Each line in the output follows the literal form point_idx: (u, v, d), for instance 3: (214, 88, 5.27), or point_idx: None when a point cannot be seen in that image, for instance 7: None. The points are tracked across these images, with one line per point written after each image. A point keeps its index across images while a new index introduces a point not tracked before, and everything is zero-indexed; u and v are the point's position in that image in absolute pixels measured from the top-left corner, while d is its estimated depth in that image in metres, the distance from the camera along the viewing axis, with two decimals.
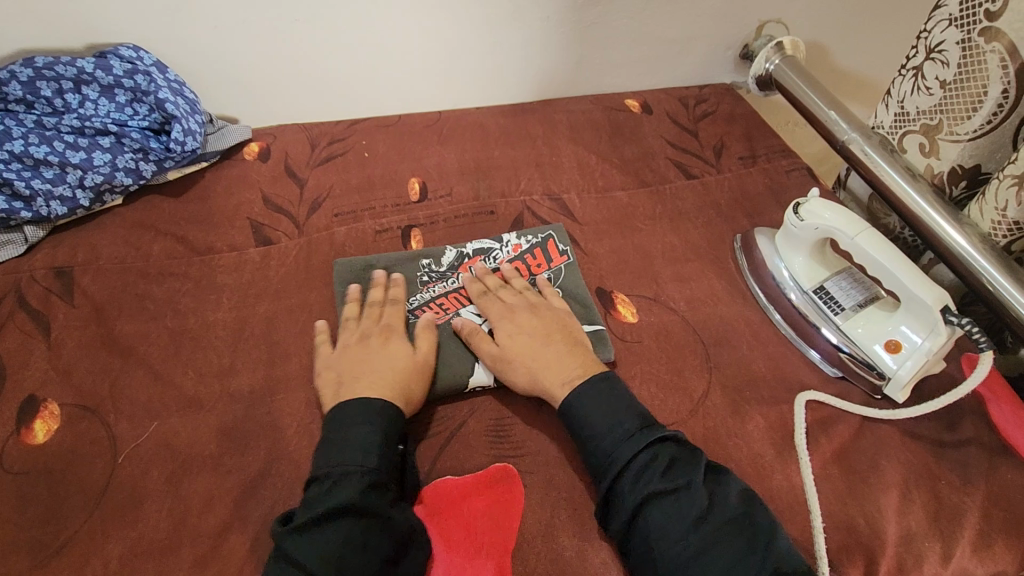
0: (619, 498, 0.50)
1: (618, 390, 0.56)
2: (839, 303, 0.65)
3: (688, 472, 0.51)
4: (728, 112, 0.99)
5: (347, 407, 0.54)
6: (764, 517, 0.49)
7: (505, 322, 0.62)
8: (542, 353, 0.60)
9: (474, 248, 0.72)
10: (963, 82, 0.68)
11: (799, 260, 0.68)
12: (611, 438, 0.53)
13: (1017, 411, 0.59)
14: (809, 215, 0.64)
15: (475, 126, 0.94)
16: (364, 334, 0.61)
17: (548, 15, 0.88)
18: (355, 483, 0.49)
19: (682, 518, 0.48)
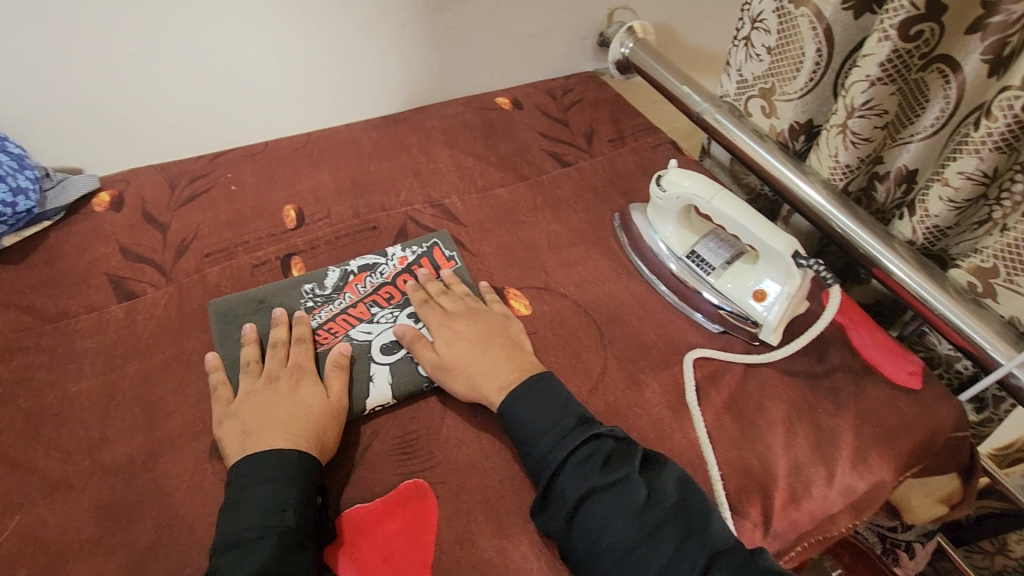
0: (559, 497, 0.51)
1: (555, 387, 0.57)
2: (710, 264, 0.69)
3: (625, 463, 0.53)
4: (594, 98, 1.03)
5: (256, 460, 0.51)
6: (677, 491, 0.51)
7: (445, 328, 0.63)
8: (481, 358, 0.60)
9: (359, 265, 0.70)
10: (785, 47, 0.75)
11: (670, 230, 0.72)
12: (548, 439, 0.53)
13: (874, 335, 0.66)
14: (670, 186, 0.68)
15: (347, 142, 0.91)
16: (273, 376, 0.58)
17: (402, 23, 0.88)
18: (267, 548, 0.47)
19: (622, 510, 0.50)
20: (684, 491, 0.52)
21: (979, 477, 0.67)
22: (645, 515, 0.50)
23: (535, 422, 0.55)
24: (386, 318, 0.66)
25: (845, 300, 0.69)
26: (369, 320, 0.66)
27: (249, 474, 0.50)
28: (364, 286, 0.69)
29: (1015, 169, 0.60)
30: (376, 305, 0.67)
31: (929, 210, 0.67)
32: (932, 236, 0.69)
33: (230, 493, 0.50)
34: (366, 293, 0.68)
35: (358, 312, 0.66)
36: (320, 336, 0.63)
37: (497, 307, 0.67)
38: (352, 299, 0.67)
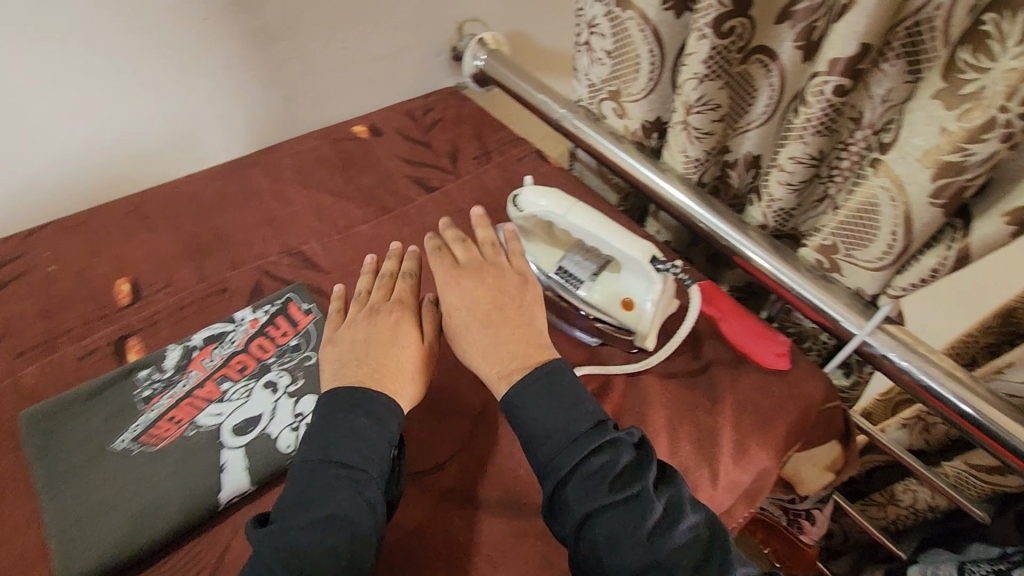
0: (565, 505, 0.50)
1: (567, 380, 0.55)
2: (578, 278, 0.67)
3: (640, 476, 0.50)
4: (455, 116, 0.99)
5: (342, 399, 0.53)
6: (692, 515, 0.50)
7: (453, 292, 0.60)
8: (483, 337, 0.58)
9: (203, 337, 0.63)
10: (621, 49, 0.75)
11: (536, 248, 0.70)
12: (557, 442, 0.52)
13: (743, 322, 0.66)
14: (527, 205, 0.66)
15: (188, 196, 0.83)
16: (374, 309, 0.60)
17: (224, 63, 0.81)
18: (346, 489, 0.49)
19: (632, 533, 0.48)
20: (699, 516, 0.50)
21: (855, 438, 0.70)
22: (659, 539, 0.48)
23: (542, 417, 0.53)
24: (238, 394, 0.59)
25: (715, 291, 0.69)
26: (219, 400, 0.58)
27: (336, 407, 0.53)
28: (212, 360, 0.61)
29: (838, 149, 0.63)
30: (228, 380, 0.60)
31: (773, 194, 0.69)
32: (782, 218, 0.72)
33: (315, 429, 0.52)
34: (214, 368, 0.61)
35: (206, 392, 0.59)
36: (161, 429, 0.56)
37: (517, 264, 0.63)
38: (198, 378, 0.60)
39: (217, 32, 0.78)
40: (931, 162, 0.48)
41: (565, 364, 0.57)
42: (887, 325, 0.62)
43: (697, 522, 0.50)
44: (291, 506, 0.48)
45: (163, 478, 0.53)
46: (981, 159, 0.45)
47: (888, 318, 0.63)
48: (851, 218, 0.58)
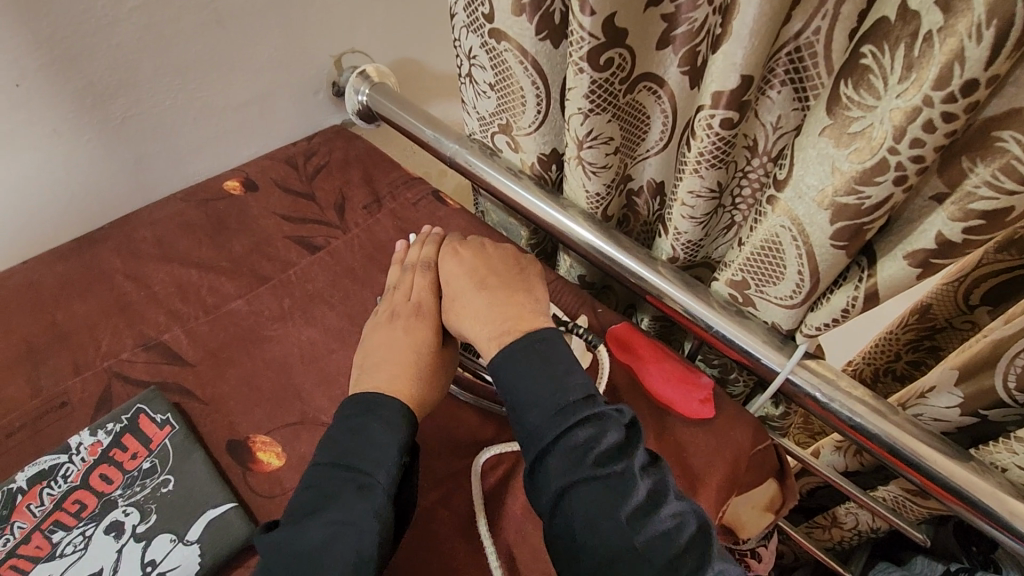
0: (544, 477, 0.50)
1: (557, 349, 0.55)
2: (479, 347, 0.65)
3: (628, 454, 0.50)
4: (342, 158, 0.90)
5: (362, 398, 0.54)
6: (677, 505, 0.49)
7: (450, 262, 0.64)
8: (476, 299, 0.60)
9: (29, 476, 0.52)
10: (504, 82, 0.68)
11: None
12: (540, 414, 0.51)
13: (662, 367, 0.63)
14: None
15: (21, 288, 0.70)
16: (394, 312, 0.62)
17: (52, 132, 0.70)
18: (356, 496, 0.48)
19: (612, 509, 0.47)
20: (686, 506, 0.49)
21: (789, 474, 0.66)
22: (636, 523, 0.47)
23: (530, 388, 0.52)
24: (73, 546, 0.49)
25: (634, 335, 0.65)
26: (49, 556, 0.48)
27: (355, 411, 0.53)
28: (41, 504, 0.51)
29: (738, 178, 0.59)
30: (61, 528, 0.50)
31: (678, 228, 0.64)
32: (692, 250, 0.67)
33: (337, 428, 0.52)
34: (44, 515, 0.50)
35: (32, 548, 0.49)
36: None
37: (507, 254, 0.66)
38: (23, 532, 0.49)
39: (29, 97, 0.66)
40: (826, 203, 0.44)
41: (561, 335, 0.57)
42: (808, 361, 0.59)
43: (681, 512, 0.48)
44: (300, 509, 0.48)
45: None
46: (877, 202, 0.41)
47: (808, 353, 0.59)
48: (757, 255, 0.54)
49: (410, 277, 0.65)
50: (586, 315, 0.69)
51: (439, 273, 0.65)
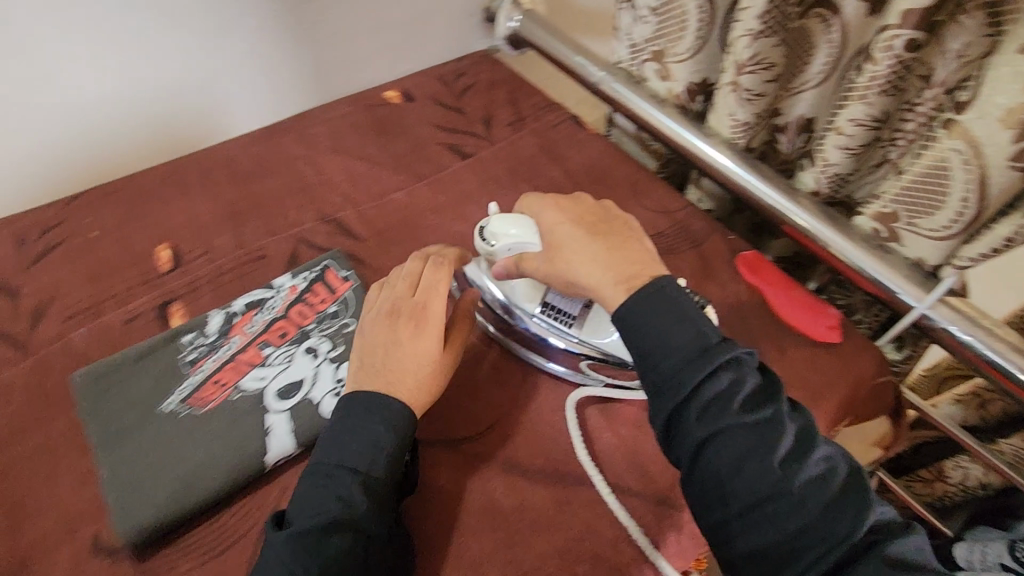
0: (683, 427, 0.47)
1: (684, 297, 0.51)
2: (568, 314, 0.60)
3: (770, 399, 0.48)
4: (490, 79, 0.96)
5: (356, 399, 0.51)
6: (825, 447, 0.47)
7: (550, 213, 0.58)
8: (588, 246, 0.55)
9: (245, 303, 0.64)
10: (666, 5, 0.71)
11: (518, 281, 0.61)
12: (676, 359, 0.48)
13: (790, 294, 0.66)
14: (497, 239, 0.58)
15: (223, 163, 0.82)
16: (395, 308, 0.55)
17: (257, 29, 0.80)
18: (355, 491, 0.47)
19: (764, 455, 0.45)
20: (833, 449, 0.48)
21: (904, 413, 0.68)
22: (789, 468, 0.45)
23: (662, 335, 0.49)
24: (280, 358, 0.60)
25: (763, 262, 0.69)
26: (262, 364, 0.59)
27: (349, 412, 0.51)
28: (254, 325, 0.62)
29: (903, 109, 0.59)
30: (269, 345, 0.61)
31: (827, 159, 0.65)
32: (835, 184, 0.68)
33: (333, 426, 0.51)
34: (256, 334, 0.62)
35: (249, 356, 0.60)
36: (207, 391, 0.57)
37: (617, 215, 0.60)
38: (241, 343, 0.61)
39: None
40: (1012, 123, 0.48)
41: (678, 284, 0.53)
42: (949, 298, 0.60)
43: (831, 455, 0.47)
44: (304, 508, 0.46)
45: (199, 447, 0.53)
46: None
47: (950, 290, 0.60)
48: (918, 182, 0.57)
49: (419, 272, 0.58)
50: (718, 238, 0.72)
51: (537, 222, 0.59)
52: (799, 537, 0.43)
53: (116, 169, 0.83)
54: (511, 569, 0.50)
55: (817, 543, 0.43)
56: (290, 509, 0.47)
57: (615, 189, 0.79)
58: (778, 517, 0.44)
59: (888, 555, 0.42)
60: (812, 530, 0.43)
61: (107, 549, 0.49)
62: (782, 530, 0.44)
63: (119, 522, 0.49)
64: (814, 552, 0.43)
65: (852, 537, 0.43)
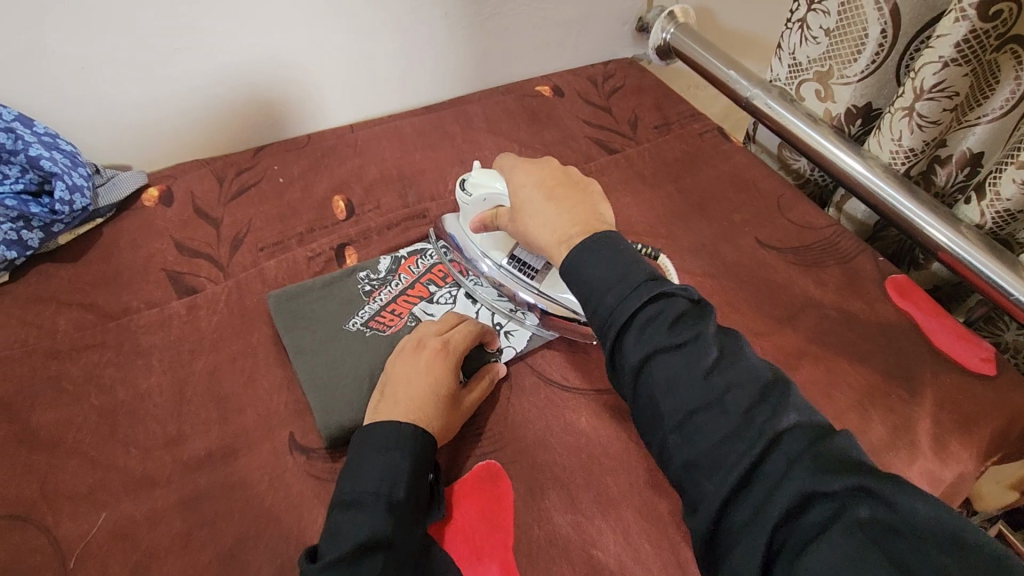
0: (620, 358, 0.45)
1: (620, 244, 0.48)
2: (532, 267, 0.65)
3: (699, 323, 0.44)
4: (636, 84, 1.00)
5: (375, 429, 0.51)
6: (754, 363, 0.43)
7: (519, 176, 0.58)
8: (542, 209, 0.54)
9: (408, 250, 0.72)
10: (846, 28, 0.73)
11: (489, 234, 0.66)
12: (612, 295, 0.45)
13: (942, 322, 0.67)
14: (474, 189, 0.63)
15: (390, 131, 0.88)
16: (421, 342, 0.58)
17: (441, 14, 0.85)
18: (379, 516, 0.46)
19: (689, 373, 0.42)
20: (762, 364, 0.44)
21: None
22: (715, 382, 0.42)
23: (595, 273, 0.47)
24: (445, 298, 0.67)
25: (914, 290, 0.70)
26: (429, 299, 0.67)
27: (362, 445, 0.50)
28: (417, 267, 0.70)
29: None
30: (433, 284, 0.68)
31: (1001, 193, 0.66)
32: (1002, 220, 0.69)
33: (349, 457, 0.50)
34: (420, 274, 0.69)
35: (418, 292, 0.67)
36: (386, 318, 0.64)
37: (581, 178, 0.57)
38: (408, 280, 0.68)
39: None
40: None
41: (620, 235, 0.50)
42: None
43: (759, 369, 0.43)
44: (333, 535, 0.45)
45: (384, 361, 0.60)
46: None
47: None
48: None
49: (450, 316, 0.62)
50: (865, 258, 0.73)
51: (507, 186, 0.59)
52: (721, 446, 0.40)
53: (282, 111, 0.85)
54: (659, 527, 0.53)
55: (735, 449, 0.39)
56: (323, 541, 0.45)
57: (760, 200, 0.81)
58: (704, 429, 0.41)
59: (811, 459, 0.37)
60: (732, 437, 0.40)
61: (302, 448, 0.56)
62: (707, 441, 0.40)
63: (321, 422, 0.55)
64: (733, 457, 0.39)
65: (768, 438, 0.39)
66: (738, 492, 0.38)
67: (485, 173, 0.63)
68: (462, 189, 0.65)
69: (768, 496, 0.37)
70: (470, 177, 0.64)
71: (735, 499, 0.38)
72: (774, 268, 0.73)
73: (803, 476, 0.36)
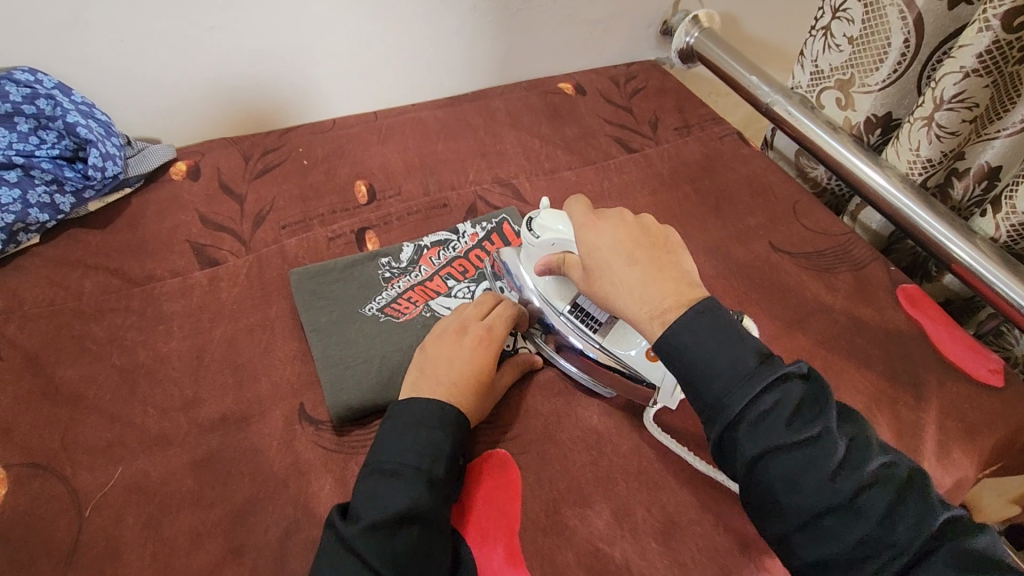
0: (731, 447, 0.43)
1: (724, 319, 0.45)
2: (595, 319, 0.59)
3: (821, 414, 0.42)
4: (658, 86, 1.01)
5: (413, 403, 0.52)
6: (882, 454, 0.42)
7: (590, 235, 0.52)
8: (627, 275, 0.49)
9: (432, 240, 0.73)
10: (869, 36, 0.73)
11: (555, 279, 0.61)
12: (722, 382, 0.43)
13: (951, 331, 0.67)
14: (542, 229, 0.59)
15: (414, 121, 0.90)
16: (465, 327, 0.59)
17: (470, 7, 0.87)
18: (419, 488, 0.48)
19: (816, 472, 0.40)
20: (890, 455, 0.42)
21: None
22: (846, 480, 0.40)
23: (703, 357, 0.44)
24: (463, 292, 0.68)
25: (926, 300, 0.71)
26: (447, 293, 0.67)
27: (401, 421, 0.51)
28: (438, 259, 0.71)
29: None
30: (452, 278, 0.69)
31: (1017, 206, 0.67)
32: (1017, 234, 0.69)
33: (386, 429, 0.52)
34: (440, 266, 0.70)
35: (436, 284, 0.68)
36: (402, 305, 0.65)
37: (659, 232, 0.52)
38: (428, 272, 0.69)
39: None
40: None
41: (715, 300, 0.47)
42: None
43: (891, 462, 0.42)
44: (367, 500, 0.47)
45: (396, 348, 0.61)
46: None
47: None
48: None
49: (491, 301, 0.63)
50: (878, 267, 0.74)
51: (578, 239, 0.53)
52: (860, 550, 0.39)
53: (310, 96, 0.87)
54: (655, 509, 0.54)
55: (879, 555, 0.38)
56: (355, 502, 0.47)
57: (775, 204, 0.81)
58: (838, 530, 0.39)
59: (955, 558, 0.37)
60: (871, 542, 0.39)
61: (312, 419, 0.57)
62: (844, 543, 0.39)
63: (330, 399, 0.57)
64: (878, 562, 0.38)
65: (916, 545, 0.38)
66: None
67: (555, 217, 0.58)
68: (530, 228, 0.60)
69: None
70: (538, 219, 0.59)
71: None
72: (786, 272, 0.73)
73: (943, 570, 0.37)
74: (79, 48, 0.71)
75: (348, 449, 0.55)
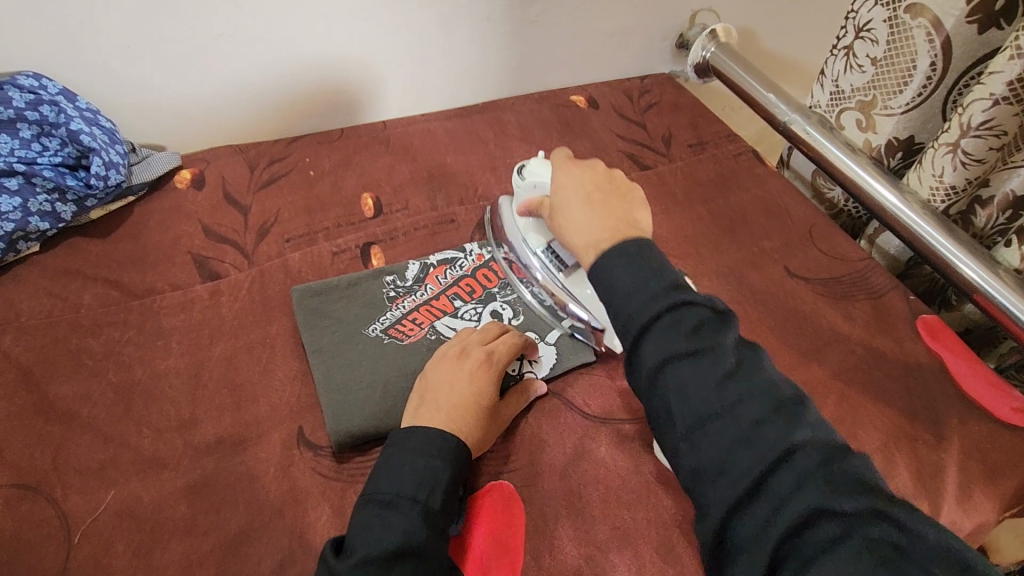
0: (637, 363, 0.43)
1: (653, 253, 0.46)
2: (563, 262, 0.64)
3: (719, 333, 0.42)
4: (672, 101, 0.99)
5: (413, 433, 0.51)
6: (772, 376, 0.43)
7: (561, 177, 0.56)
8: (575, 211, 0.52)
9: (438, 258, 0.71)
10: (893, 58, 0.71)
11: (534, 220, 0.66)
12: (633, 300, 0.44)
13: (972, 366, 0.65)
14: (530, 175, 0.63)
15: (424, 133, 0.89)
16: (465, 351, 0.58)
17: (483, 17, 0.86)
18: (417, 522, 0.46)
19: (705, 380, 0.41)
20: (783, 380, 0.43)
21: None
22: (731, 391, 0.40)
23: (620, 283, 0.45)
24: (469, 314, 0.66)
25: (944, 331, 0.68)
26: (453, 314, 0.66)
27: (399, 450, 0.50)
28: (445, 278, 0.69)
29: None
30: (458, 299, 0.67)
31: None
32: None
33: (383, 458, 0.50)
34: (447, 286, 0.68)
35: (442, 304, 0.66)
36: (406, 326, 0.64)
37: (626, 184, 0.54)
38: (434, 291, 0.68)
39: None
40: None
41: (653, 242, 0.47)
42: None
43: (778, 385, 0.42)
44: (363, 532, 0.45)
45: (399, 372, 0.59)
46: None
47: None
48: None
49: (494, 327, 0.61)
50: (896, 296, 0.72)
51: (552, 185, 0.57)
52: (733, 458, 0.39)
53: (319, 104, 0.86)
54: (663, 549, 0.52)
55: (748, 459, 0.38)
56: (350, 536, 0.45)
57: (791, 227, 0.79)
58: (717, 435, 0.40)
59: (827, 479, 0.36)
60: (744, 449, 0.39)
61: (310, 444, 0.56)
62: (723, 450, 0.39)
63: (331, 424, 0.55)
64: (745, 462, 0.38)
65: (776, 452, 0.38)
66: (749, 498, 0.38)
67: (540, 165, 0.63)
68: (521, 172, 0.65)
69: (787, 518, 0.36)
70: (525, 167, 0.64)
71: (748, 516, 0.37)
72: (801, 298, 0.71)
73: (812, 489, 0.36)
74: (85, 54, 0.69)
75: (346, 478, 0.54)
